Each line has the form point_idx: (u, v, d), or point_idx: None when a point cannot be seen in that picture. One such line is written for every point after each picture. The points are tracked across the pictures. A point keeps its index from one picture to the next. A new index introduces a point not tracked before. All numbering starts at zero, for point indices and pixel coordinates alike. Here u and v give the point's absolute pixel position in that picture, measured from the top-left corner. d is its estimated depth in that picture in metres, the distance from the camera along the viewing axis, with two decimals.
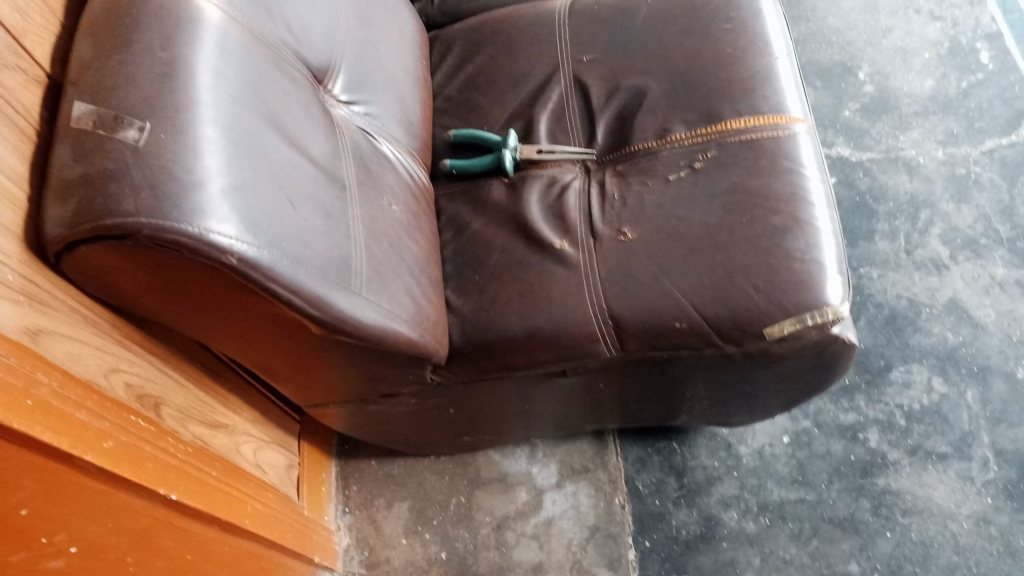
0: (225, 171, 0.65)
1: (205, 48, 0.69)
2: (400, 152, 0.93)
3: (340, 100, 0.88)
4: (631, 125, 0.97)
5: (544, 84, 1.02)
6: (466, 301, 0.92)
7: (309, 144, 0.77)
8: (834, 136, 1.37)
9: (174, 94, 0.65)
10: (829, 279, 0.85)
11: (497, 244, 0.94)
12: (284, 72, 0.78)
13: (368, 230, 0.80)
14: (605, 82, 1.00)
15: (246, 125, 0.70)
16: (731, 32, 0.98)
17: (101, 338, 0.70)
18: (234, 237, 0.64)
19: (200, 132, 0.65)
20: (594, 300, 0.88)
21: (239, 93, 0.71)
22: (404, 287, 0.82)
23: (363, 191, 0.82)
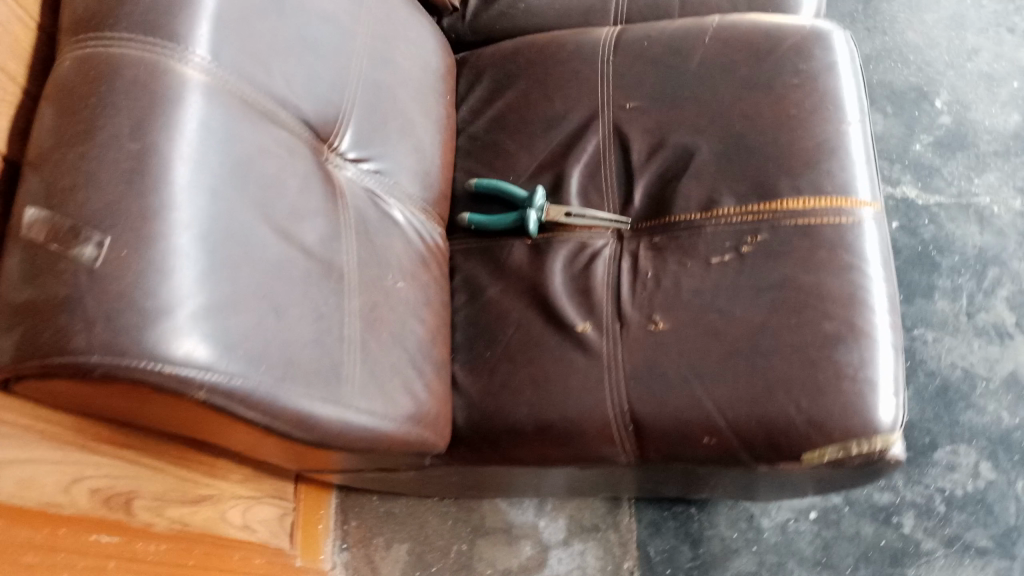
0: (199, 288, 0.57)
1: (182, 132, 0.60)
2: (411, 213, 0.84)
3: (347, 158, 0.78)
4: (674, 191, 0.86)
5: (579, 133, 0.91)
6: (474, 381, 0.83)
7: (304, 228, 0.68)
8: (900, 172, 1.24)
9: (142, 196, 0.56)
10: (884, 402, 0.75)
11: (512, 316, 0.85)
12: (279, 141, 0.69)
13: (365, 321, 0.71)
14: (648, 135, 0.89)
15: (228, 223, 0.61)
16: (798, 89, 0.86)
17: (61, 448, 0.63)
18: (203, 368, 0.56)
19: (170, 242, 0.57)
20: (615, 399, 0.79)
21: (222, 181, 0.62)
22: (404, 383, 0.74)
23: (364, 273, 0.73)
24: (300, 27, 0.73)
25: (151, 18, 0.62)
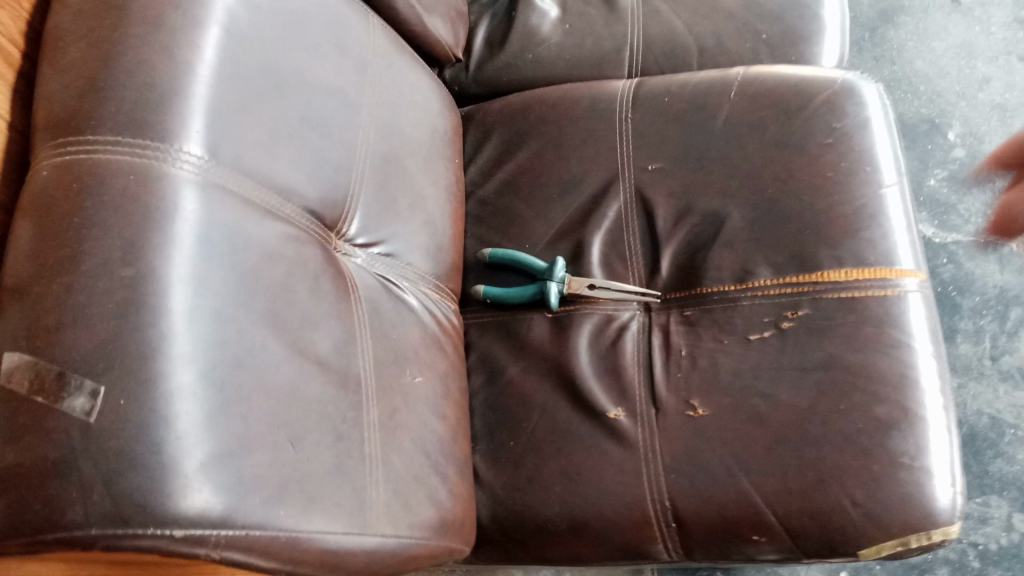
0: (207, 432, 0.50)
1: (180, 249, 0.53)
2: (425, 294, 0.78)
3: (355, 243, 0.72)
4: (704, 261, 0.80)
5: (599, 197, 0.84)
6: (498, 475, 0.77)
7: (318, 336, 0.61)
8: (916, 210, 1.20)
9: (138, 331, 0.50)
10: (940, 488, 0.69)
11: (536, 400, 0.79)
12: (286, 240, 0.62)
13: (384, 432, 0.65)
14: (674, 200, 0.83)
15: (236, 348, 0.54)
16: (833, 148, 0.81)
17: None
18: (215, 525, 0.50)
19: (173, 383, 0.50)
20: (655, 494, 0.73)
21: (227, 300, 0.55)
22: (428, 494, 0.68)
23: (382, 376, 0.67)
24: (302, 106, 0.66)
25: (139, 116, 0.55)
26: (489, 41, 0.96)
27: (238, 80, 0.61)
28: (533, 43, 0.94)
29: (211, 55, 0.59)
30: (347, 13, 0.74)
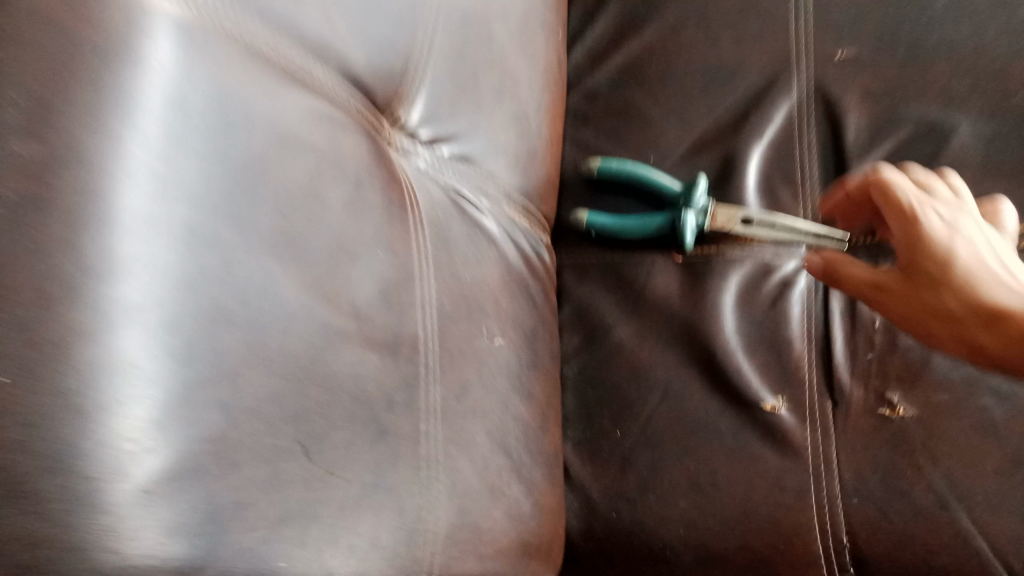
0: (172, 434, 0.30)
1: (139, 122, 0.31)
2: (510, 218, 0.55)
3: (417, 138, 0.49)
4: None
5: (760, 96, 0.60)
6: (597, 475, 0.55)
7: (356, 275, 0.39)
8: None
9: (48, 258, 0.29)
10: None
11: (657, 376, 0.56)
12: (312, 123, 0.39)
13: (447, 423, 0.43)
14: (871, 104, 0.58)
15: (220, 292, 0.33)
16: None
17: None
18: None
19: (114, 354, 0.29)
20: (824, 525, 0.51)
21: (208, 214, 0.33)
22: (507, 510, 0.46)
23: (448, 337, 0.45)
24: None
25: None
26: None
27: None
28: None
29: None
30: None
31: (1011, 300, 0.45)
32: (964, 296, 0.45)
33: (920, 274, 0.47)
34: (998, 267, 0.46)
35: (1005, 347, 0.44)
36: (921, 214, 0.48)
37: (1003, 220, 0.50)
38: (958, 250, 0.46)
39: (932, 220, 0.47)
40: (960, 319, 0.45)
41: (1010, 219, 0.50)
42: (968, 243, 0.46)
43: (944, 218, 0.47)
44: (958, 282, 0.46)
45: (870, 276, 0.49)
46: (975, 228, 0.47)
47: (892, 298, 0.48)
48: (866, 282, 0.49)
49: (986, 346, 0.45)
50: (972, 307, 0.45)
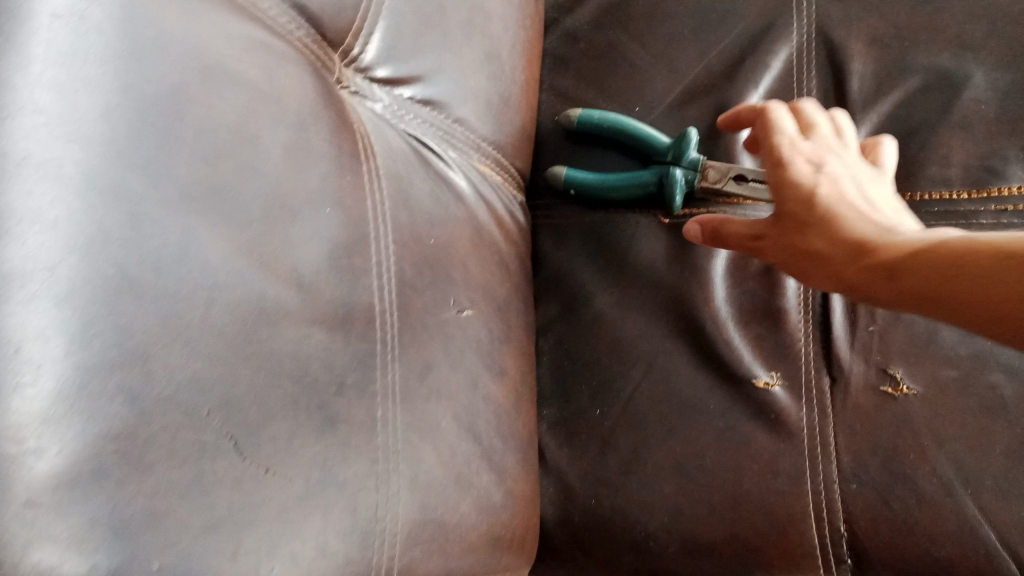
0: (65, 430, 0.24)
1: (26, 50, 0.26)
2: (482, 172, 0.49)
3: (374, 78, 0.42)
4: (922, 147, 0.50)
5: (757, 41, 0.54)
6: (575, 457, 0.51)
7: (300, 235, 0.33)
8: None
9: None
10: None
11: (639, 349, 0.51)
12: (248, 53, 0.33)
13: (408, 406, 0.37)
14: (877, 51, 0.53)
15: (136, 252, 0.27)
16: None
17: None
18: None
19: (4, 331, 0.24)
20: (819, 512, 0.46)
21: (119, 161, 0.27)
22: (476, 501, 0.41)
23: (411, 305, 0.39)
24: None
25: None
26: None
27: None
28: None
29: None
30: None
31: (828, 241, 0.39)
32: (825, 233, 0.39)
33: (789, 216, 0.41)
34: (863, 203, 0.40)
35: (877, 289, 0.36)
36: (787, 156, 0.43)
37: (882, 159, 0.46)
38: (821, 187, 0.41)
39: (796, 159, 0.43)
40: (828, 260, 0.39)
41: (891, 156, 0.47)
42: (838, 180, 0.41)
43: (810, 156, 0.43)
44: (815, 222, 0.40)
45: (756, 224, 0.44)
46: (855, 168, 0.43)
47: (780, 249, 0.42)
48: (747, 232, 0.44)
49: (873, 290, 0.36)
50: (840, 243, 0.38)
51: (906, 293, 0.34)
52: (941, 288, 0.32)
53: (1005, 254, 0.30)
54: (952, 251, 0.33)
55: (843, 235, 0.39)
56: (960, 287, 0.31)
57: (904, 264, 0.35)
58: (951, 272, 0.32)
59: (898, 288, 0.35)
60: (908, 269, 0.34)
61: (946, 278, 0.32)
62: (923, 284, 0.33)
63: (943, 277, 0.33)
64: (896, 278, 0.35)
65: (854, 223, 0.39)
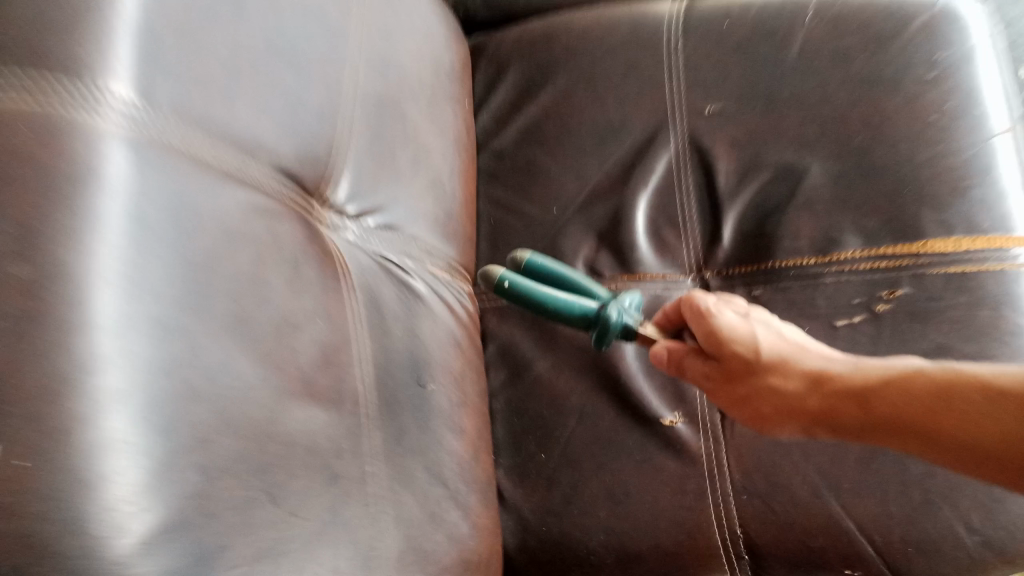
0: (152, 496, 0.36)
1: (104, 234, 0.37)
2: (435, 273, 0.62)
3: (347, 214, 0.55)
4: (777, 227, 0.65)
5: (644, 148, 0.69)
6: (528, 495, 0.63)
7: (300, 344, 0.45)
8: None
9: (46, 355, 0.34)
10: None
11: (572, 402, 0.64)
12: (252, 214, 0.46)
13: (390, 464, 0.50)
14: (737, 151, 0.67)
15: (192, 372, 0.39)
16: (934, 87, 0.66)
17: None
18: None
19: (111, 433, 0.35)
20: (721, 519, 0.59)
21: (176, 312, 0.39)
22: (448, 533, 0.53)
23: (386, 387, 0.52)
24: (270, 31, 0.49)
25: (34, 43, 0.38)
26: None
27: None
28: None
29: None
30: None
31: (782, 379, 0.49)
32: (780, 374, 0.49)
33: (736, 363, 0.49)
34: (801, 350, 0.50)
35: (851, 416, 0.46)
36: (716, 311, 0.50)
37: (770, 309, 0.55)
38: (759, 338, 0.50)
39: (725, 313, 0.50)
40: (787, 399, 0.48)
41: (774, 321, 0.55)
42: (767, 329, 0.51)
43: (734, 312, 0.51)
44: (767, 365, 0.49)
45: (705, 371, 0.51)
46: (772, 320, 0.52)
47: (736, 393, 0.50)
48: (696, 373, 0.52)
49: (839, 421, 0.47)
50: (804, 380, 0.48)
51: (869, 420, 0.45)
52: (920, 419, 0.43)
53: (992, 391, 0.41)
54: (913, 389, 0.44)
55: (796, 372, 0.49)
56: (945, 418, 0.42)
57: (871, 397, 0.45)
58: (938, 403, 0.43)
59: (865, 419, 0.46)
60: (880, 400, 0.45)
61: (926, 410, 0.43)
62: (893, 417, 0.44)
63: (926, 408, 0.43)
64: (871, 406, 0.45)
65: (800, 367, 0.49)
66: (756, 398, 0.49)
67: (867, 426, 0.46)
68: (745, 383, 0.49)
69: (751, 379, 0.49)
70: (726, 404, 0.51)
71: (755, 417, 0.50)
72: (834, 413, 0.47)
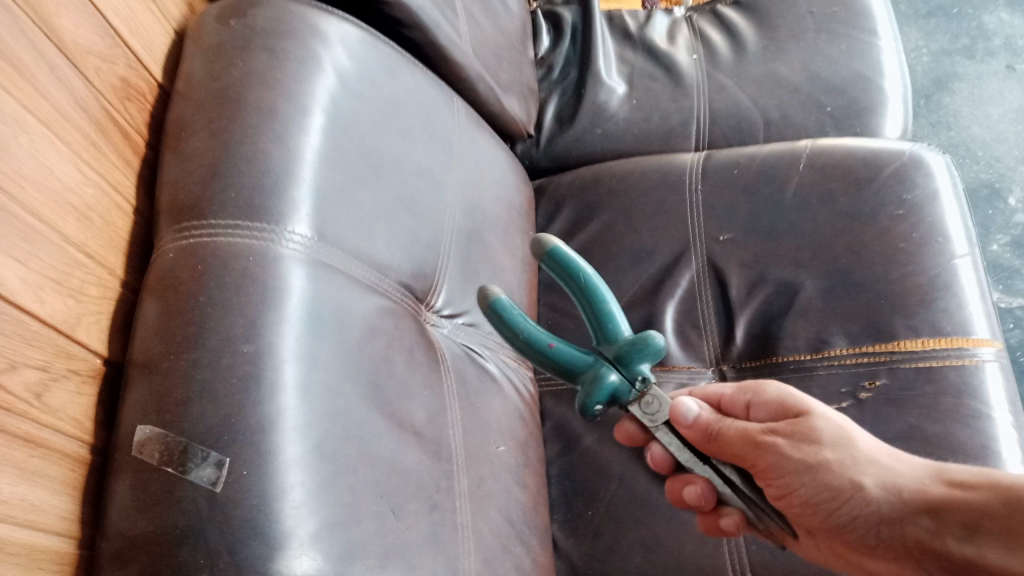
0: (319, 503, 0.52)
1: (292, 322, 0.56)
2: (505, 361, 0.80)
3: (442, 315, 0.74)
4: (779, 330, 0.82)
5: (671, 267, 0.86)
6: (577, 544, 0.78)
7: (412, 407, 0.63)
8: None
9: (261, 402, 0.52)
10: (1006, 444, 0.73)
11: (614, 469, 0.80)
12: (382, 315, 0.64)
13: (473, 502, 0.66)
14: (746, 270, 0.84)
15: (345, 419, 0.56)
16: (904, 220, 0.83)
17: (67, 561, 0.51)
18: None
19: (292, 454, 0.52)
20: (735, 566, 0.73)
21: (336, 378, 0.57)
22: (514, 562, 0.69)
23: (470, 445, 0.69)
24: (396, 188, 0.70)
25: (256, 201, 0.59)
26: (559, 117, 1.00)
27: (343, 164, 0.65)
28: (601, 119, 0.98)
29: (315, 143, 0.63)
30: (434, 96, 0.79)
31: (899, 468, 0.59)
32: (896, 463, 0.60)
33: (828, 433, 0.61)
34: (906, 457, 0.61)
35: (977, 505, 0.54)
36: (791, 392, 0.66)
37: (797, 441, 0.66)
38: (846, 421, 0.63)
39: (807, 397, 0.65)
40: (900, 480, 0.58)
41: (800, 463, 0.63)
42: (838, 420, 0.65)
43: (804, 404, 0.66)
44: (882, 453, 0.60)
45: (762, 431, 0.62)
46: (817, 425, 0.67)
47: (808, 452, 0.60)
48: (758, 430, 0.62)
49: (956, 507, 0.55)
50: (925, 477, 0.58)
51: (993, 508, 0.53)
52: None
53: None
54: None
55: (917, 469, 0.59)
56: None
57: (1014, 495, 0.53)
58: None
59: (996, 511, 0.53)
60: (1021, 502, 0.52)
61: None
62: None
63: None
64: (1012, 502, 0.52)
65: (914, 467, 0.59)
66: (856, 464, 0.59)
67: (986, 514, 0.53)
68: (834, 449, 0.61)
69: (844, 448, 0.60)
70: (788, 464, 0.60)
71: (837, 481, 0.59)
72: (958, 500, 0.55)
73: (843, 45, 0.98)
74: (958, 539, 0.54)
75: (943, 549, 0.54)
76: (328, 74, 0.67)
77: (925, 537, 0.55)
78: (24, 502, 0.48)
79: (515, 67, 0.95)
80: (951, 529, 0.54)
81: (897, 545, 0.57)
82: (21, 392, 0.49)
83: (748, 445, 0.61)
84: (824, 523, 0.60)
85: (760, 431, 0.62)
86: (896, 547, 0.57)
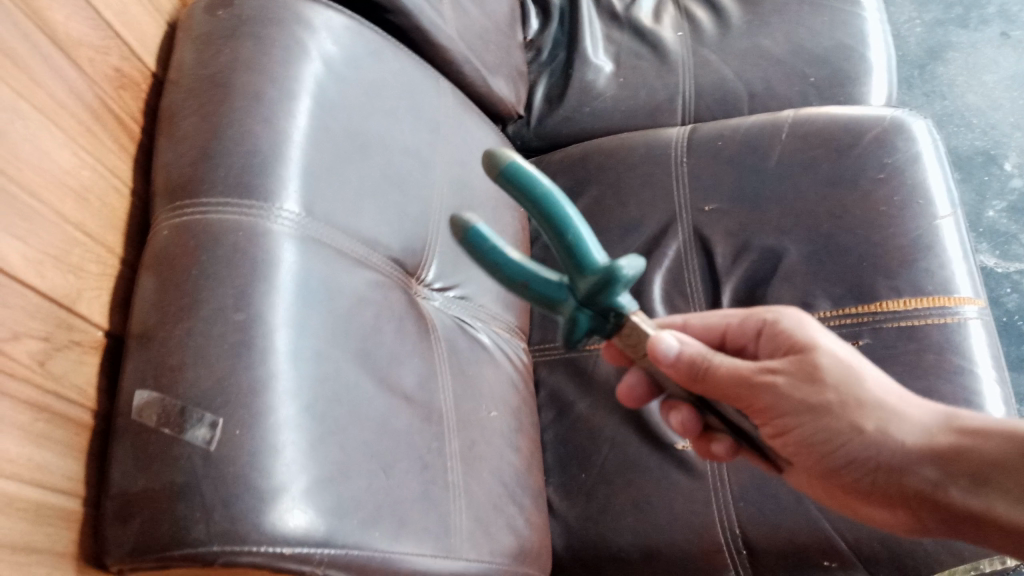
0: (310, 461, 0.55)
1: (281, 293, 0.59)
2: (496, 332, 0.83)
3: (432, 288, 0.77)
4: (764, 294, 0.84)
5: (658, 238, 0.89)
6: (571, 506, 0.80)
7: (401, 373, 0.66)
8: None
9: (252, 367, 0.55)
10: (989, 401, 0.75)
11: (606, 434, 0.82)
12: (372, 287, 0.67)
13: (463, 464, 0.69)
14: (731, 238, 0.86)
15: (335, 383, 0.59)
16: (885, 183, 0.84)
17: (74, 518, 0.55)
18: (307, 529, 0.53)
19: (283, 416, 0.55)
20: (725, 522, 0.75)
21: (325, 344, 0.60)
22: (506, 522, 0.71)
23: (460, 410, 0.71)
24: (383, 167, 0.73)
25: (244, 179, 0.61)
26: (548, 98, 1.03)
27: (330, 143, 0.68)
28: (589, 98, 1.00)
29: (302, 124, 0.66)
30: (419, 78, 0.82)
31: (903, 408, 0.59)
32: (900, 403, 0.59)
33: (833, 372, 0.59)
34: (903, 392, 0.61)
35: (990, 456, 0.55)
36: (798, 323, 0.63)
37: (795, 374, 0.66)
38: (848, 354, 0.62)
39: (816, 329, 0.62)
40: (905, 424, 0.58)
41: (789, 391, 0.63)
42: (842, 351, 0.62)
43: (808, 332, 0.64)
44: (885, 393, 0.59)
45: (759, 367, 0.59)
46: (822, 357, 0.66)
47: (807, 393, 0.59)
48: (753, 369, 0.58)
49: (968, 458, 0.56)
50: (928, 420, 0.58)
51: (1008, 460, 0.54)
52: None
53: None
54: None
55: (920, 410, 0.59)
56: None
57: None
58: None
59: (1010, 465, 0.54)
60: None
61: None
62: None
63: None
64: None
65: (916, 407, 0.59)
66: (859, 409, 0.58)
67: (1000, 467, 0.55)
68: (837, 390, 0.59)
69: (846, 389, 0.59)
70: (786, 405, 0.58)
71: (837, 425, 0.59)
72: (968, 450, 0.56)
73: (826, 16, 1.00)
74: (965, 492, 0.55)
75: (947, 499, 0.56)
76: (313, 59, 0.70)
77: (928, 486, 0.57)
78: (31, 462, 0.52)
79: (503, 50, 0.98)
80: (958, 480, 0.56)
81: (894, 490, 0.58)
82: (26, 359, 0.52)
83: (743, 386, 0.58)
84: (818, 464, 0.60)
85: (756, 370, 0.58)
86: (893, 491, 0.58)
